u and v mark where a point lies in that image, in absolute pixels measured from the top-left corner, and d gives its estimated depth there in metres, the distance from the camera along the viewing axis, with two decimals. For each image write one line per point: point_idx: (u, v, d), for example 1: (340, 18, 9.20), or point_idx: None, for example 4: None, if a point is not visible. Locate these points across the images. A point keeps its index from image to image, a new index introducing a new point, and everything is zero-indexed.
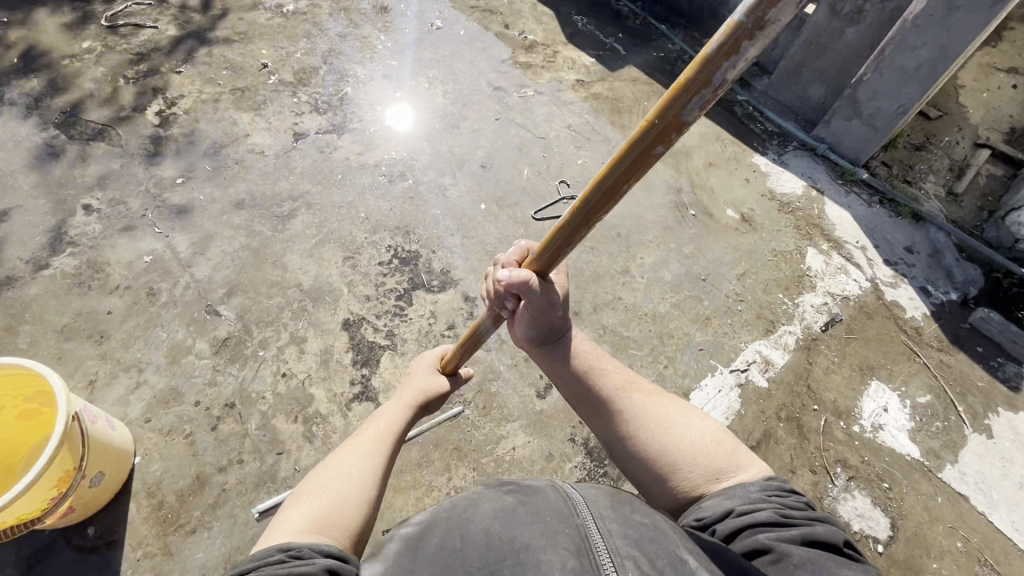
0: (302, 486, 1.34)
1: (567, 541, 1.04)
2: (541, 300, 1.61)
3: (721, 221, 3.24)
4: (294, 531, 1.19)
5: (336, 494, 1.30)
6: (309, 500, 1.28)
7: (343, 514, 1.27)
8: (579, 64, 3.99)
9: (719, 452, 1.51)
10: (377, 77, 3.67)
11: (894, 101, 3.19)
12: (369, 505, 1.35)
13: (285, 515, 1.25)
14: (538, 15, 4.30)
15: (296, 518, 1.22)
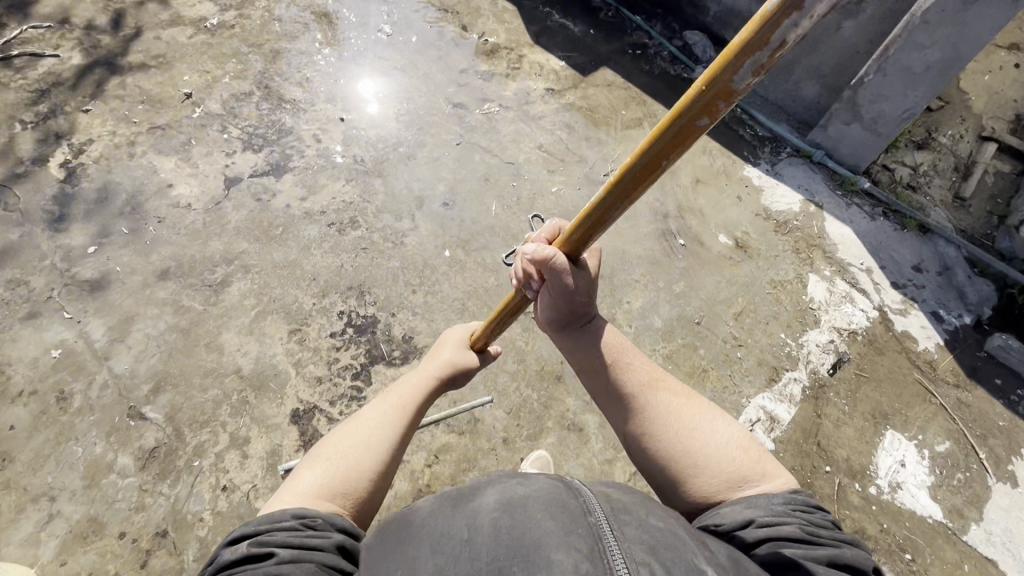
0: (324, 446, 1.37)
1: (580, 542, 0.95)
2: (565, 282, 1.37)
3: (713, 250, 2.93)
4: (304, 498, 1.23)
5: (350, 464, 1.32)
6: (324, 464, 1.30)
7: (356, 484, 1.30)
8: (548, 69, 3.58)
9: (745, 460, 1.28)
10: (319, 100, 3.23)
11: (898, 105, 2.86)
12: (382, 475, 1.36)
13: (302, 475, 1.29)
14: (499, 12, 3.84)
15: (311, 482, 1.27)
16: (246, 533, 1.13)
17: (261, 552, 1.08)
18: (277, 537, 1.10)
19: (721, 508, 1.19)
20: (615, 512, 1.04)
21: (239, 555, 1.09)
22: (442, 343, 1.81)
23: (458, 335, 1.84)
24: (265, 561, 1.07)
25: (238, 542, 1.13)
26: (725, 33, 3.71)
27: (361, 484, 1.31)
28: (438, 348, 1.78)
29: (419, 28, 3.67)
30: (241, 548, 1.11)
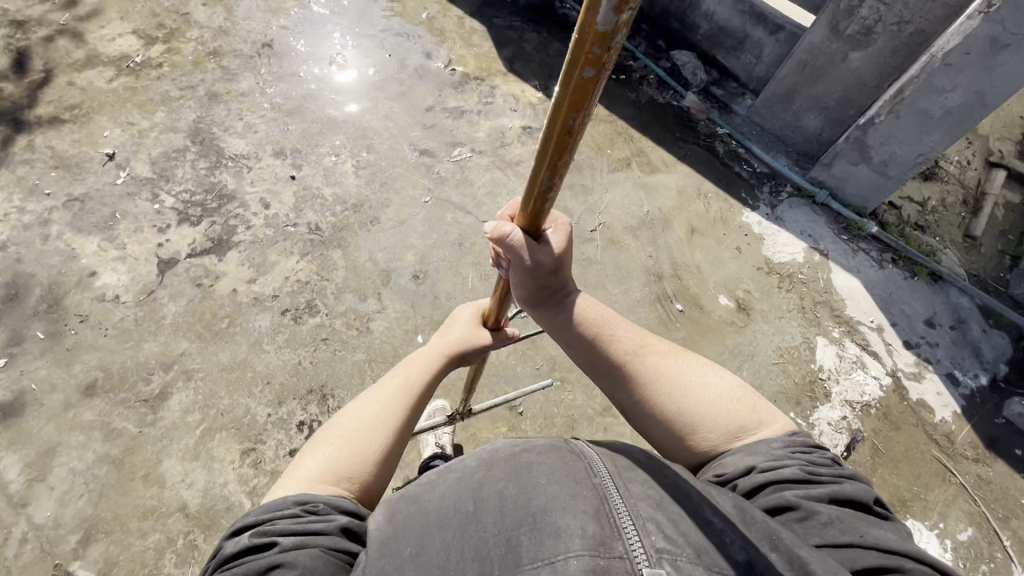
0: (329, 426, 1.23)
1: (585, 503, 0.92)
2: (530, 262, 1.16)
3: (713, 315, 2.68)
4: (307, 485, 1.11)
5: (354, 448, 1.17)
6: (326, 448, 1.17)
7: (366, 467, 1.17)
8: (524, 103, 3.22)
9: (742, 410, 1.23)
10: (266, 154, 2.83)
11: (912, 149, 2.60)
12: (393, 454, 1.22)
13: (303, 459, 1.17)
14: (466, 35, 3.44)
15: (314, 467, 1.14)
16: (243, 523, 1.03)
17: (263, 544, 0.98)
18: (280, 527, 1.00)
19: (723, 463, 1.16)
20: (624, 475, 1.01)
21: (240, 548, 0.99)
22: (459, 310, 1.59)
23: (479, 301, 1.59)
24: (268, 552, 0.97)
25: (236, 534, 1.02)
26: (716, 54, 3.38)
27: (370, 467, 1.17)
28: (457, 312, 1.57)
29: (377, 59, 3.26)
30: (238, 542, 1.00)
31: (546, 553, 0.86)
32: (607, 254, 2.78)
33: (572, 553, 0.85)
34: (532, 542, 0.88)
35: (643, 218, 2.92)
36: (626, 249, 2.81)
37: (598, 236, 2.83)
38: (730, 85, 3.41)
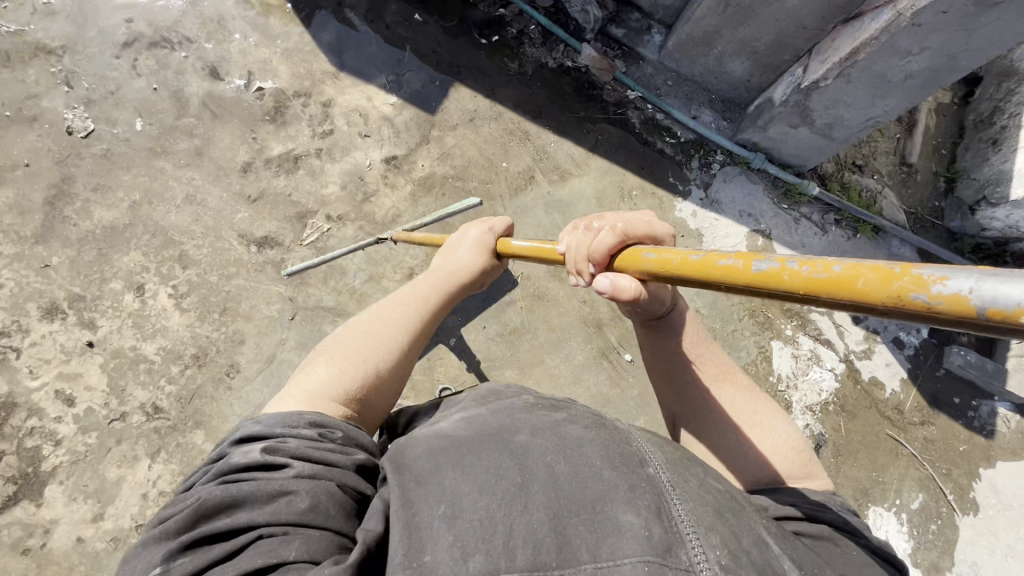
0: (330, 350, 1.21)
1: (645, 498, 0.82)
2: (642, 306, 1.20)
3: None
4: (322, 401, 1.05)
5: (368, 367, 1.18)
6: (337, 362, 1.14)
7: (370, 393, 1.16)
8: (376, 119, 2.35)
9: (796, 460, 1.21)
10: (34, 319, 1.96)
11: (861, 113, 2.14)
12: (394, 384, 1.24)
13: (307, 375, 1.12)
14: (260, 22, 2.35)
15: (331, 386, 1.10)
16: (253, 434, 0.90)
17: (273, 464, 0.85)
18: (294, 449, 0.87)
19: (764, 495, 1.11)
20: (671, 464, 0.93)
21: (242, 460, 0.86)
22: (452, 250, 1.62)
23: (483, 236, 1.63)
24: (277, 474, 0.84)
25: (242, 444, 0.89)
26: None
27: (376, 398, 1.18)
28: (446, 257, 1.59)
29: (139, 102, 2.18)
30: (243, 456, 0.86)
31: (606, 554, 0.75)
32: (533, 316, 2.31)
33: (625, 557, 0.74)
34: (586, 533, 0.78)
35: None
36: (555, 299, 2.34)
37: (518, 293, 2.32)
38: (633, 18, 2.60)
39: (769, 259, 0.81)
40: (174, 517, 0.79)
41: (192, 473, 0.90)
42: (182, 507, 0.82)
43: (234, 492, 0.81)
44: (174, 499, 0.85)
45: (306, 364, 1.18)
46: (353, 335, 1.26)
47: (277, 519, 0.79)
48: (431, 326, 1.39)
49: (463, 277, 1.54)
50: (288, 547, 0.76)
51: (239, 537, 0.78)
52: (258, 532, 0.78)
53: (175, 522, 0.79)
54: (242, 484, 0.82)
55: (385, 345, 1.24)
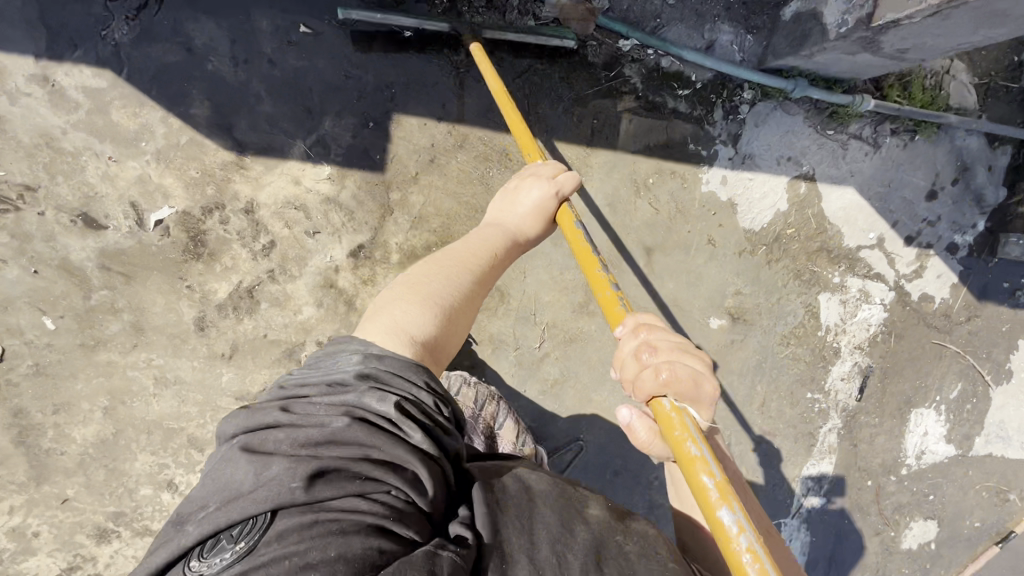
0: (409, 287, 1.27)
1: None
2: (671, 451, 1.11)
3: (709, 347, 2.25)
4: (414, 346, 1.14)
5: (444, 303, 1.24)
6: (414, 302, 1.22)
7: (446, 333, 1.23)
8: (318, 206, 1.81)
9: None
10: (93, 547, 1.89)
11: (953, 42, 1.57)
12: (454, 331, 1.26)
13: (392, 308, 1.21)
14: (102, 124, 1.64)
15: (417, 326, 1.17)
16: (384, 382, 1.01)
17: (399, 425, 0.96)
18: (420, 418, 0.99)
19: None
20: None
21: (379, 405, 0.97)
22: (513, 191, 1.48)
23: (545, 198, 1.43)
24: (404, 437, 0.95)
25: (373, 387, 0.99)
26: None
27: (451, 338, 1.25)
28: (510, 198, 1.47)
29: (29, 296, 1.70)
30: (379, 402, 0.97)
31: None
32: (571, 362, 2.14)
33: None
34: None
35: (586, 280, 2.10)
36: (587, 335, 2.14)
37: (549, 344, 2.12)
38: None
39: (736, 518, 0.88)
40: (311, 433, 0.90)
41: (312, 386, 1.02)
42: (315, 423, 0.93)
43: (372, 442, 0.92)
44: (304, 416, 0.94)
45: (387, 296, 1.26)
46: (426, 270, 1.32)
47: (407, 488, 0.90)
48: (493, 259, 1.39)
49: (522, 234, 1.45)
50: (411, 517, 0.88)
51: (371, 484, 0.88)
52: (386, 487, 0.89)
53: (310, 436, 0.90)
54: (379, 438, 0.93)
55: (455, 284, 1.29)
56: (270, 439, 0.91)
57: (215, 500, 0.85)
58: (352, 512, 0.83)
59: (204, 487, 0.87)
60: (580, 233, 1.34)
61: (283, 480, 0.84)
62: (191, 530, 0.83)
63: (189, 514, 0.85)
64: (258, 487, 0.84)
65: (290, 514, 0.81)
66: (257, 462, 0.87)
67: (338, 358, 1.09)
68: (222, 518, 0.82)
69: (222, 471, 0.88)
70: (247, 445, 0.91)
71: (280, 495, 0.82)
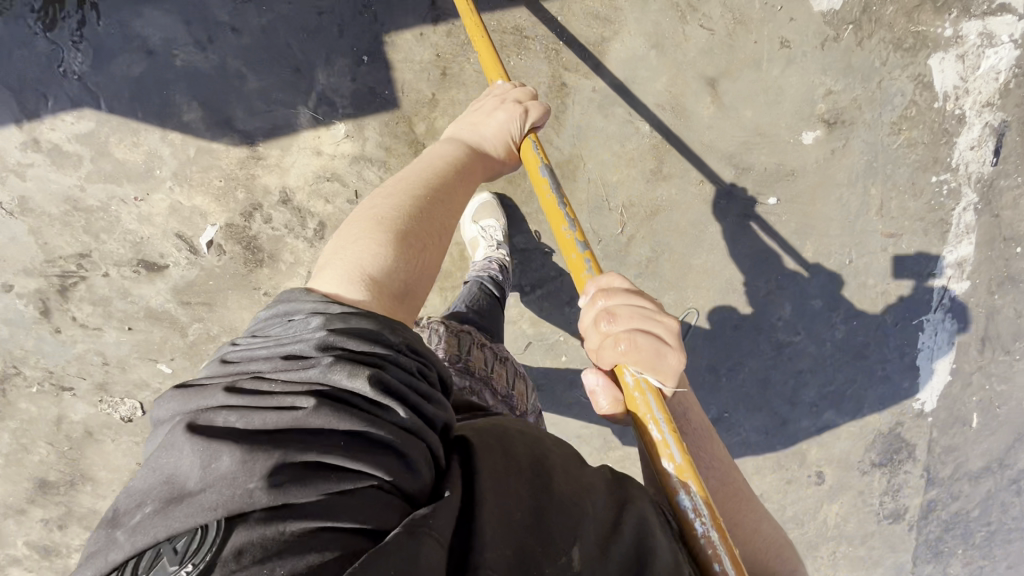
0: (366, 219, 1.00)
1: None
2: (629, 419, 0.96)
3: (806, 165, 1.98)
4: (386, 300, 0.92)
5: (407, 235, 0.99)
6: (375, 237, 0.96)
7: (414, 277, 0.97)
8: (350, 168, 1.65)
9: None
10: None
11: None
12: (423, 270, 1.00)
13: (352, 248, 0.96)
14: (110, 166, 1.54)
15: (385, 271, 0.94)
16: (352, 352, 0.76)
17: (374, 400, 0.71)
18: (404, 393, 0.74)
19: None
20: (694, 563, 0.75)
21: (345, 377, 0.72)
22: (481, 110, 1.28)
23: (516, 118, 1.24)
24: (378, 413, 0.70)
25: (342, 358, 0.74)
26: None
27: (427, 282, 1.01)
28: (479, 119, 1.26)
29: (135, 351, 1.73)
30: (351, 377, 0.72)
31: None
32: (659, 235, 1.97)
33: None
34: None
35: (652, 141, 1.89)
36: (671, 203, 1.94)
37: (632, 227, 1.95)
38: None
39: (695, 500, 0.79)
40: (268, 416, 0.67)
41: (261, 361, 0.77)
42: (266, 406, 0.69)
43: (348, 425, 0.67)
44: (259, 396, 0.71)
45: (342, 233, 1.00)
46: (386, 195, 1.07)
47: (394, 477, 0.66)
48: (463, 178, 1.16)
49: (488, 154, 1.25)
50: (393, 510, 0.64)
51: (349, 476, 0.64)
52: (368, 477, 0.65)
53: (264, 420, 0.67)
54: (356, 417, 0.68)
55: (426, 210, 1.04)
56: (222, 421, 0.68)
57: (156, 498, 0.63)
58: (324, 518, 0.61)
59: (141, 480, 0.65)
60: (544, 178, 1.15)
61: (237, 477, 0.61)
62: (127, 537, 0.61)
63: (124, 514, 0.64)
64: (205, 486, 0.61)
65: (250, 524, 0.59)
66: (203, 450, 0.64)
67: (296, 318, 0.84)
68: (160, 527, 0.60)
69: (161, 463, 0.65)
70: (194, 425, 0.68)
71: (234, 499, 0.60)
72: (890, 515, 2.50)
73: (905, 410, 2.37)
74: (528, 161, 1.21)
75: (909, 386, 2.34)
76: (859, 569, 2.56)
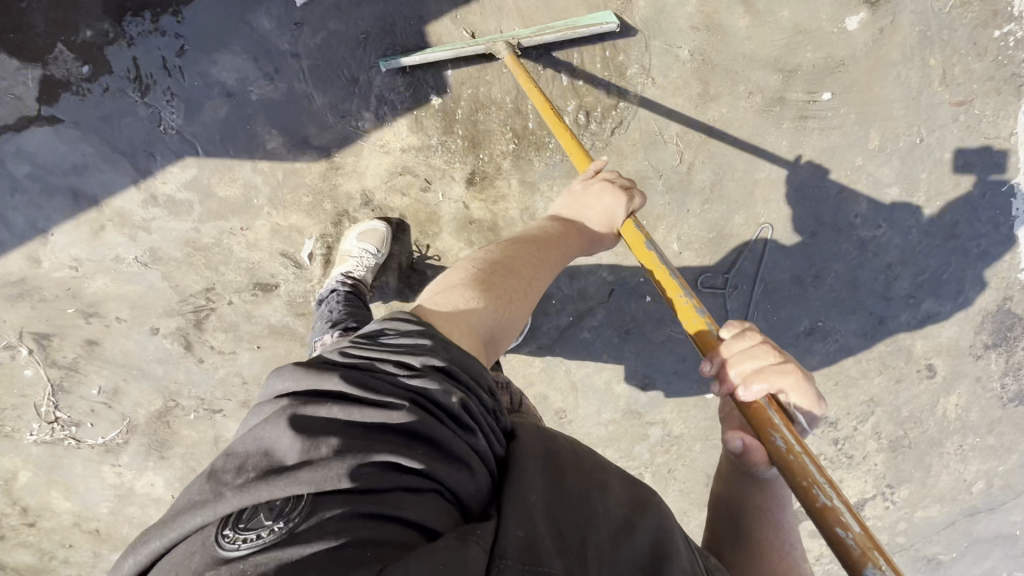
0: (468, 270, 1.16)
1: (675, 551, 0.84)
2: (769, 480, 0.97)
3: (855, 52, 1.95)
4: (474, 339, 1.02)
5: (493, 287, 1.11)
6: (467, 284, 1.10)
7: (494, 330, 1.08)
8: (418, 158, 1.77)
9: None
10: None
11: None
12: (501, 321, 1.10)
13: (452, 290, 1.10)
14: (216, 204, 1.73)
15: (472, 313, 1.05)
16: (450, 374, 0.84)
17: (462, 422, 0.80)
18: (481, 420, 0.83)
19: None
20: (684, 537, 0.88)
21: (442, 398, 0.80)
22: (583, 191, 1.37)
23: (616, 208, 1.30)
24: (459, 435, 0.79)
25: (440, 375, 0.82)
26: None
27: (505, 336, 1.12)
28: (582, 197, 1.35)
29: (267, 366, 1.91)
30: (444, 394, 0.80)
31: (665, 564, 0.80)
32: (718, 157, 1.99)
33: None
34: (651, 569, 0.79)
35: (694, 66, 1.91)
36: (723, 123, 1.96)
37: (689, 154, 1.97)
38: None
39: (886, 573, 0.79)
40: (368, 413, 0.75)
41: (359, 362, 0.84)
42: (369, 405, 0.76)
43: (432, 434, 0.77)
44: (365, 390, 0.78)
45: (446, 278, 1.16)
46: (488, 253, 1.22)
47: (456, 485, 0.77)
48: (555, 245, 1.26)
49: (586, 234, 1.32)
50: (450, 516, 0.75)
51: (421, 478, 0.74)
52: (436, 481, 0.75)
53: (364, 419, 0.75)
54: (438, 429, 0.77)
55: (512, 266, 1.17)
56: (324, 411, 0.76)
57: (256, 464, 0.71)
58: (397, 512, 0.70)
59: (243, 445, 0.73)
60: (651, 252, 1.22)
61: (332, 464, 0.70)
62: (231, 494, 0.68)
63: (224, 471, 0.71)
64: (304, 464, 0.69)
65: (332, 509, 0.67)
66: (305, 432, 0.72)
67: (397, 327, 0.91)
68: (261, 493, 0.68)
69: (261, 435, 0.73)
70: (299, 406, 0.75)
71: (327, 481, 0.68)
72: (1017, 398, 2.40)
73: (1011, 283, 2.26)
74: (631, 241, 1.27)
75: (1012, 258, 2.22)
76: (995, 461, 2.47)
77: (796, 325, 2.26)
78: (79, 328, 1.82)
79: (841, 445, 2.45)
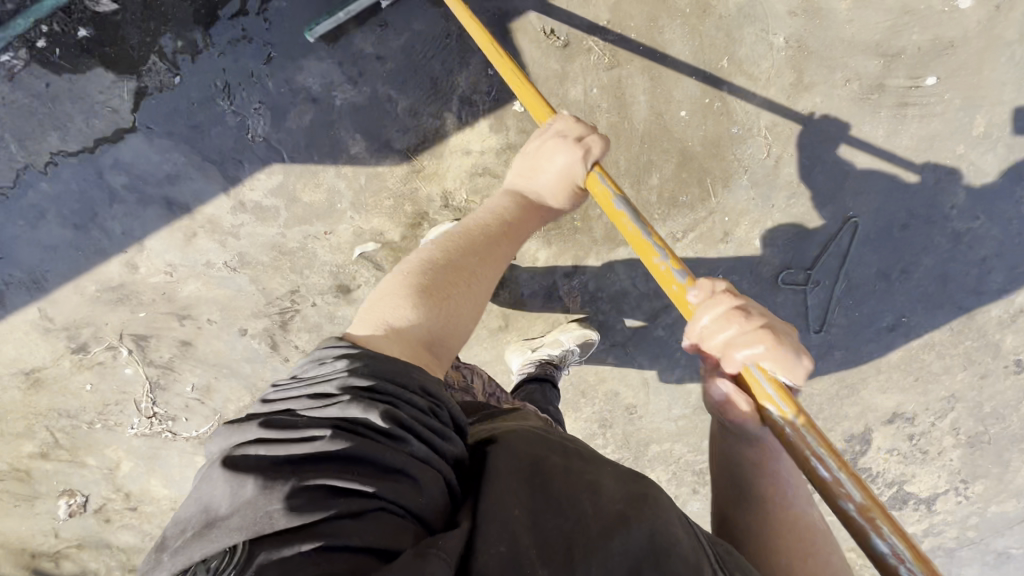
0: (405, 274, 1.05)
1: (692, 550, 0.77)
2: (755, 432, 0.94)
3: (964, 32, 1.81)
4: (407, 347, 0.96)
5: (434, 287, 1.02)
6: (405, 291, 1.01)
7: (440, 332, 1.00)
8: (499, 159, 1.74)
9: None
10: None
11: None
12: (450, 321, 1.02)
13: (387, 302, 1.01)
14: (301, 208, 1.75)
15: (409, 322, 0.98)
16: (371, 390, 0.81)
17: (391, 433, 0.77)
18: (415, 427, 0.80)
19: None
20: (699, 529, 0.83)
21: (366, 417, 0.78)
22: (537, 151, 1.21)
23: (570, 167, 1.17)
24: (389, 448, 0.76)
25: (359, 394, 0.80)
26: None
27: (456, 332, 1.03)
28: (540, 160, 1.20)
29: None
30: (365, 411, 0.78)
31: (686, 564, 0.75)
32: (808, 149, 1.89)
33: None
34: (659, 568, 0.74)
35: (788, 53, 1.81)
36: (816, 114, 1.87)
37: (778, 147, 1.88)
38: None
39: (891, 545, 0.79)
40: (295, 449, 0.74)
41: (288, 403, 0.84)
42: (291, 444, 0.75)
43: (361, 453, 0.74)
44: (285, 430, 0.78)
45: (384, 286, 1.06)
46: (432, 248, 1.11)
47: (403, 500, 0.73)
48: (500, 224, 1.15)
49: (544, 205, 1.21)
50: (407, 533, 0.72)
51: (359, 498, 0.71)
52: (378, 498, 0.72)
53: (290, 455, 0.74)
54: (365, 448, 0.74)
55: (455, 262, 1.07)
56: (252, 455, 0.75)
57: (193, 524, 0.71)
58: (337, 539, 0.67)
59: (180, 511, 0.73)
60: (622, 212, 1.11)
61: (260, 503, 0.69)
62: (171, 560, 0.69)
63: (169, 540, 0.71)
64: (233, 511, 0.69)
65: (270, 547, 0.66)
66: (231, 479, 0.72)
67: (323, 360, 0.89)
68: (198, 551, 0.68)
69: (197, 495, 0.73)
70: (227, 457, 0.75)
71: (259, 523, 0.68)
72: None
73: None
74: (599, 199, 1.15)
75: None
76: None
77: (883, 322, 2.14)
78: (174, 330, 1.89)
79: (916, 441, 2.31)
